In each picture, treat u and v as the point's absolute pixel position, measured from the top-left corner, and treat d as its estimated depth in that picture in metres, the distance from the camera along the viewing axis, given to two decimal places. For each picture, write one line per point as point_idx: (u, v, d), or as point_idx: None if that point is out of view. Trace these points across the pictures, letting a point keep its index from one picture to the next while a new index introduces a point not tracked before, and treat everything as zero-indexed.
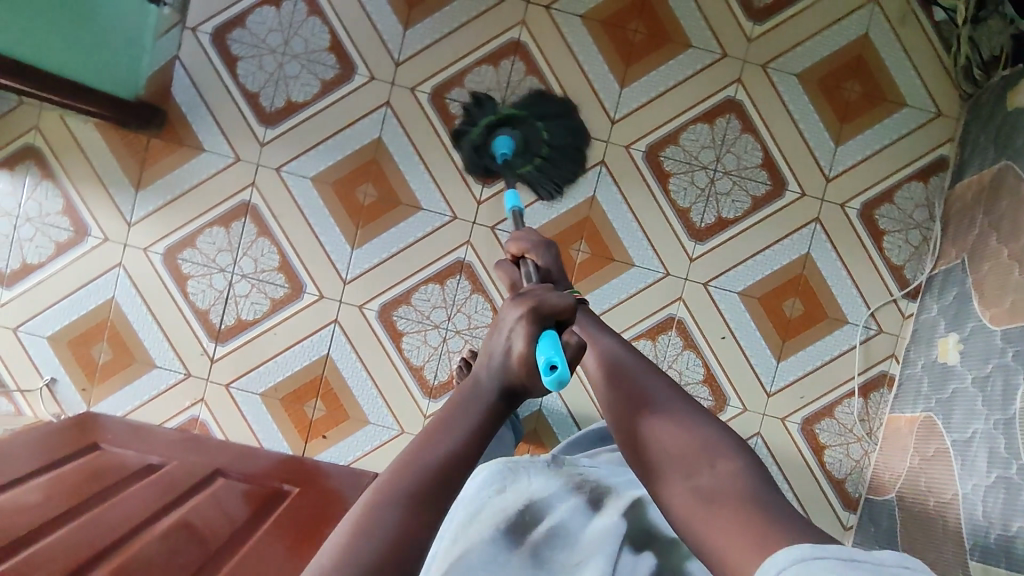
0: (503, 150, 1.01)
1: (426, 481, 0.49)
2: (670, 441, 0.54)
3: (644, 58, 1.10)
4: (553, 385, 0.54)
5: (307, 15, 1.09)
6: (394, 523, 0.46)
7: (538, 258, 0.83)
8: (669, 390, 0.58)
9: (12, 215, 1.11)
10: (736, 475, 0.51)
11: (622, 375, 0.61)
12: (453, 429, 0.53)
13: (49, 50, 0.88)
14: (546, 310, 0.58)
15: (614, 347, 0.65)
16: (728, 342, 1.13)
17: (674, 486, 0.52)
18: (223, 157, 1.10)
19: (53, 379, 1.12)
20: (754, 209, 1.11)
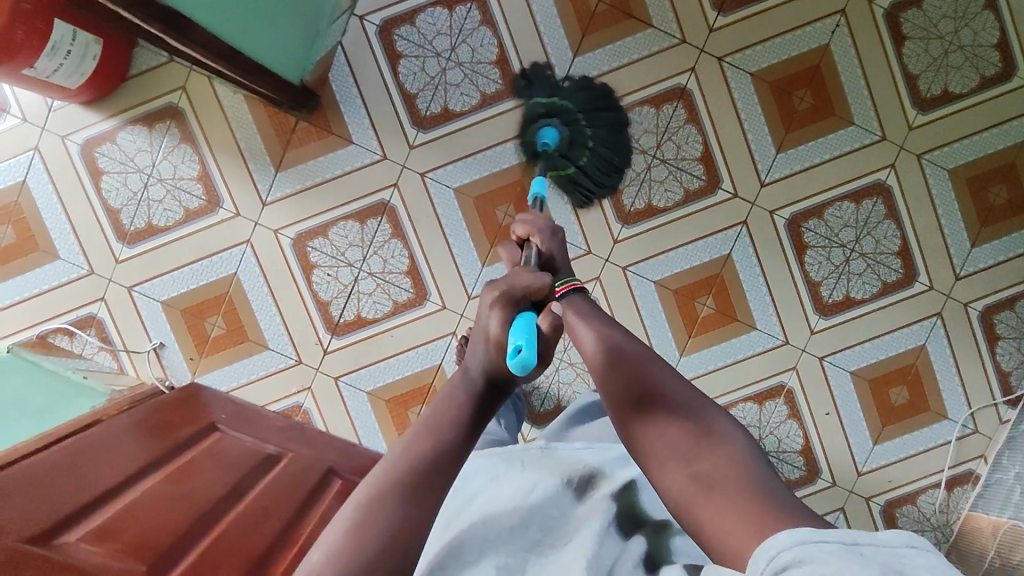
0: (545, 140, 0.99)
1: (418, 478, 0.49)
2: (670, 434, 0.52)
3: (805, 127, 1.10)
4: (517, 368, 0.54)
5: (479, 25, 1.07)
6: (394, 525, 0.47)
7: (541, 244, 0.75)
8: (670, 373, 0.56)
9: (145, 172, 1.09)
10: (732, 459, 0.50)
11: (624, 362, 0.56)
12: (442, 424, 0.53)
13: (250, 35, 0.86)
14: (517, 293, 0.59)
15: (604, 329, 0.60)
16: (831, 419, 1.15)
17: (670, 475, 0.51)
18: (371, 153, 1.09)
19: (160, 345, 1.11)
20: (882, 293, 1.13)
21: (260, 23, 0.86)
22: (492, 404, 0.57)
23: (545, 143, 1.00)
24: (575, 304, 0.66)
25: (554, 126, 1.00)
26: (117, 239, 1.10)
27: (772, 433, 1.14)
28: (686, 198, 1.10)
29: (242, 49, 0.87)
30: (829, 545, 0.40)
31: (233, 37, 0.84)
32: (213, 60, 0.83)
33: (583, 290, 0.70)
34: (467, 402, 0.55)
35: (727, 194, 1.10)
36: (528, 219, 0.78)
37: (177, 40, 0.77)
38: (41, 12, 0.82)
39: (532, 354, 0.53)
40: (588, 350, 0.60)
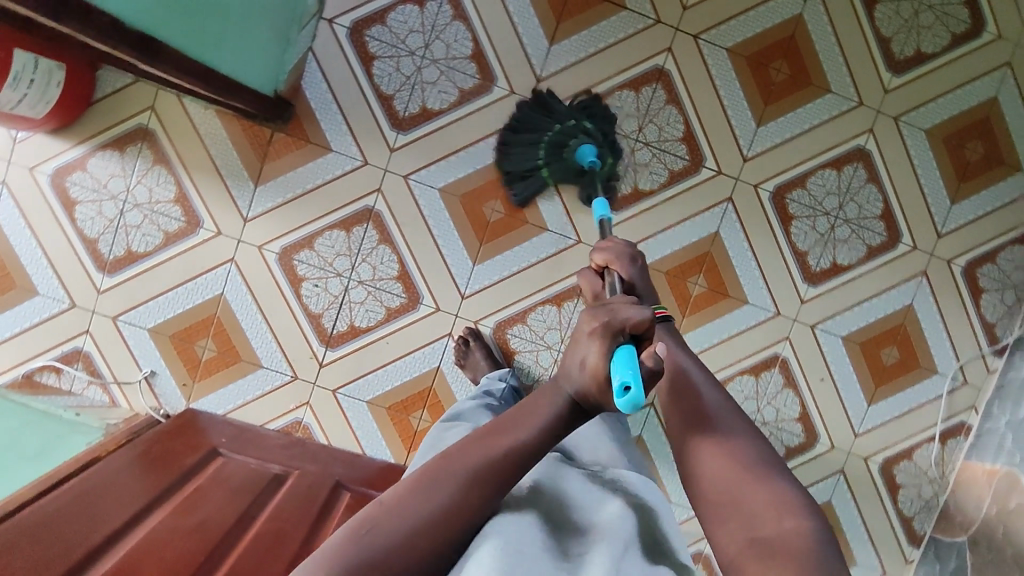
0: (590, 158, 1.00)
1: (483, 469, 0.50)
2: (732, 475, 0.51)
3: (784, 98, 1.10)
4: (626, 408, 0.47)
5: (452, 20, 1.05)
6: (448, 498, 0.49)
7: (623, 271, 0.77)
8: (744, 432, 0.56)
9: (119, 199, 1.06)
10: (804, 534, 0.46)
11: (704, 412, 0.58)
12: (520, 425, 0.53)
13: (221, 49, 0.82)
14: (617, 324, 0.51)
15: (687, 364, 0.64)
16: (826, 384, 1.17)
17: (730, 534, 0.48)
18: (351, 159, 1.07)
19: (152, 373, 1.09)
20: (867, 257, 1.15)
21: (230, 33, 0.82)
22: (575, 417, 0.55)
23: (590, 160, 1.00)
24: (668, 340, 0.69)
25: (591, 143, 1.01)
26: (97, 269, 1.07)
27: (769, 404, 1.17)
28: (671, 179, 1.10)
29: (213, 62, 0.82)
30: None
31: (200, 51, 0.79)
32: (193, 83, 0.79)
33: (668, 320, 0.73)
34: (556, 410, 0.53)
35: (711, 172, 1.10)
36: (608, 248, 0.80)
37: (160, 67, 0.72)
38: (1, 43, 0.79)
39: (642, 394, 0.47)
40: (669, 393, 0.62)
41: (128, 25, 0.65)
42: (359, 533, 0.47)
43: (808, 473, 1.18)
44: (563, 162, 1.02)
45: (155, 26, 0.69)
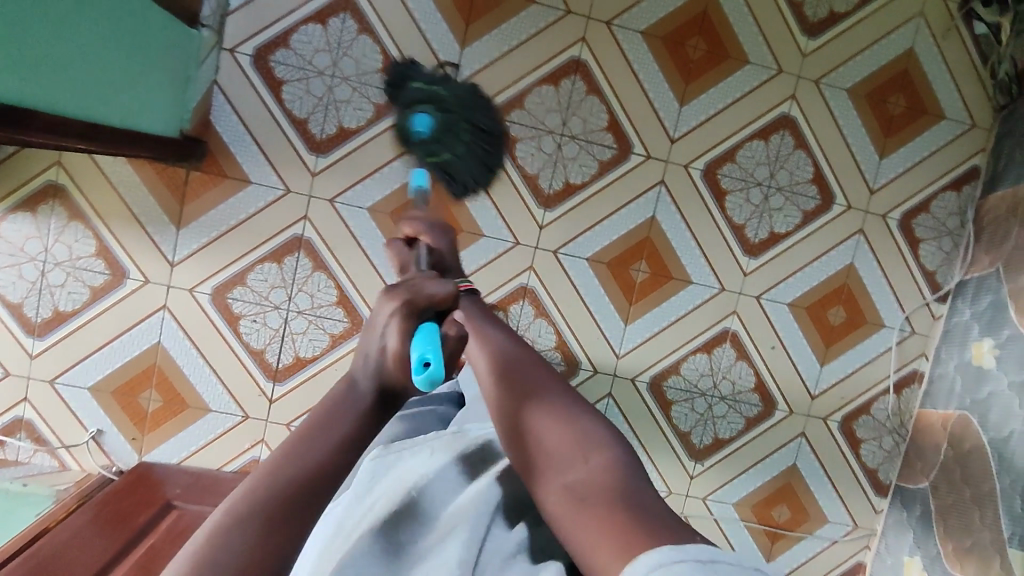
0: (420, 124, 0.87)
1: (288, 501, 0.44)
2: (550, 436, 0.55)
3: (704, 75, 1.09)
4: (425, 384, 0.50)
5: (357, 34, 1.03)
6: (246, 542, 0.42)
7: (431, 242, 0.76)
8: (558, 389, 0.60)
9: (39, 260, 1.02)
10: (606, 470, 0.51)
11: (522, 376, 0.61)
12: (316, 441, 0.47)
13: (98, 102, 0.79)
14: (421, 301, 0.52)
15: (501, 342, 0.66)
16: (777, 351, 1.16)
17: (548, 485, 0.52)
18: (272, 189, 1.04)
19: (99, 431, 1.06)
20: (803, 224, 1.14)
21: (99, 82, 0.79)
22: (379, 417, 0.51)
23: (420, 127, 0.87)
24: (470, 307, 0.71)
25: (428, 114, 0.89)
26: (26, 334, 1.04)
27: (724, 377, 1.15)
28: (601, 169, 1.09)
29: (96, 117, 0.79)
30: (684, 566, 0.40)
31: (79, 110, 0.76)
32: (76, 142, 0.76)
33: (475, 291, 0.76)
34: (352, 416, 0.49)
35: (640, 157, 1.09)
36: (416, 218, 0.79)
37: (34, 136, 0.68)
38: None
39: (440, 367, 0.49)
40: (486, 362, 0.64)
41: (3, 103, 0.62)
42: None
43: (771, 440, 1.18)
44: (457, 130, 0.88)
45: (21, 95, 0.65)
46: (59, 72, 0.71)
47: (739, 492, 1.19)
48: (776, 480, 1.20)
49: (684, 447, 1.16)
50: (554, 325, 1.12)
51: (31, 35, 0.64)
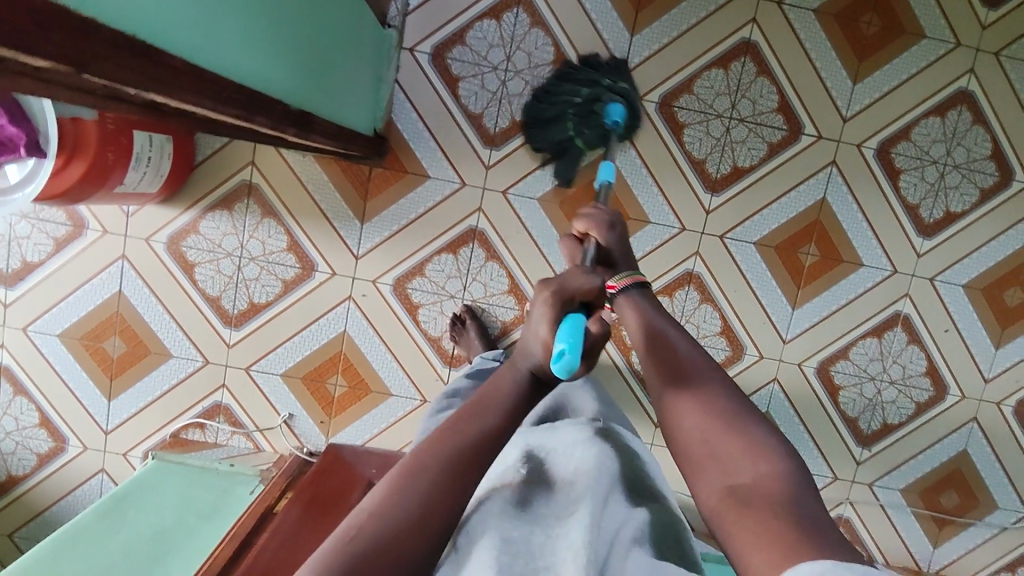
0: (616, 117, 0.97)
1: (456, 455, 0.48)
2: (707, 433, 0.50)
3: (878, 51, 1.06)
4: (562, 372, 0.51)
5: (530, 27, 1.04)
6: (434, 479, 0.47)
7: (601, 238, 0.69)
8: (717, 375, 0.54)
9: (235, 255, 1.10)
10: (779, 478, 0.45)
11: (687, 377, 0.53)
12: (490, 411, 0.52)
13: (339, 105, 0.84)
14: (570, 294, 0.56)
15: (657, 323, 0.58)
16: (951, 334, 1.13)
17: (709, 482, 0.48)
18: (448, 182, 1.08)
19: (290, 415, 1.14)
20: (981, 201, 1.09)
21: (340, 86, 0.83)
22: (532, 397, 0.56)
23: (615, 120, 0.97)
24: (625, 300, 0.61)
25: (618, 103, 0.98)
26: (224, 325, 1.12)
27: (895, 362, 1.14)
28: (771, 151, 1.08)
29: (338, 122, 0.84)
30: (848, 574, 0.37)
31: (324, 110, 0.78)
32: (333, 146, 0.81)
33: (645, 283, 0.63)
34: (510, 390, 0.54)
35: (811, 138, 1.07)
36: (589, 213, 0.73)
37: (319, 140, 0.74)
38: (112, 143, 0.85)
39: (576, 357, 0.51)
40: (650, 353, 0.56)
41: (289, 104, 0.65)
42: (340, 543, 0.43)
43: (943, 424, 1.16)
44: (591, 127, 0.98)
45: (305, 103, 0.71)
46: (321, 81, 0.76)
47: (905, 476, 1.17)
48: (944, 466, 1.17)
49: (851, 433, 1.16)
50: (719, 311, 1.12)
51: (311, 49, 0.69)
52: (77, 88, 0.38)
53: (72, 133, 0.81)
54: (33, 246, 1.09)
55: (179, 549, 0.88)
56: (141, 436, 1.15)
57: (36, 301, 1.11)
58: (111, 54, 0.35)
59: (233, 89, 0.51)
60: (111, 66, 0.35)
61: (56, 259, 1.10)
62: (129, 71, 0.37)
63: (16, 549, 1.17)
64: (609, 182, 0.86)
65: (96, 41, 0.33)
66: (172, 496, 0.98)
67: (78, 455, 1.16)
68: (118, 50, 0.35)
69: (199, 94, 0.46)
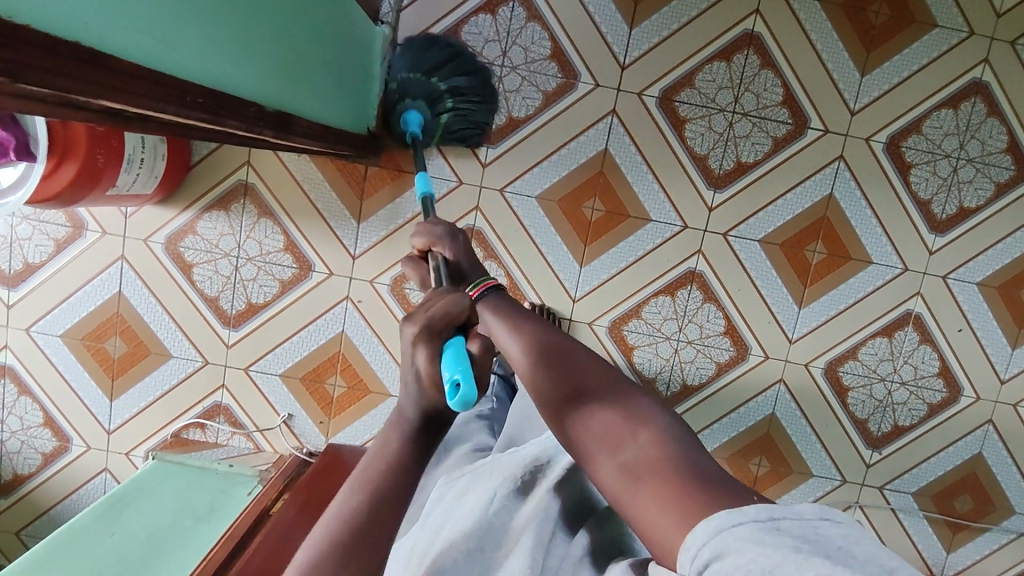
0: (411, 130, 0.97)
1: (356, 530, 0.46)
2: (599, 426, 0.46)
3: (887, 41, 1.02)
4: (460, 406, 0.48)
5: (526, 21, 1.02)
6: (330, 574, 0.44)
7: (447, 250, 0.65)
8: (597, 361, 0.50)
9: (232, 255, 1.10)
10: (658, 443, 0.44)
11: (557, 365, 0.49)
12: (384, 473, 0.49)
13: (327, 105, 0.83)
14: (437, 323, 0.50)
15: (530, 325, 0.53)
16: (965, 334, 1.09)
17: (602, 465, 0.45)
18: (445, 181, 1.07)
19: (290, 415, 1.14)
20: (997, 195, 1.05)
21: (326, 85, 0.82)
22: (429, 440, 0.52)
23: (410, 130, 0.97)
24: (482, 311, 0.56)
25: (415, 108, 0.98)
26: (222, 325, 1.12)
27: (906, 362, 1.10)
28: (776, 146, 1.05)
29: (326, 121, 0.83)
30: (744, 528, 0.36)
31: (310, 110, 0.77)
32: (321, 146, 0.80)
33: (501, 287, 0.59)
34: (401, 443, 0.51)
35: (818, 132, 1.04)
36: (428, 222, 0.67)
37: (302, 141, 0.73)
38: (101, 144, 0.84)
39: (472, 388, 0.47)
40: (518, 352, 0.51)
41: (267, 106, 0.65)
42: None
43: (956, 427, 1.12)
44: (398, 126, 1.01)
45: (288, 104, 0.70)
46: (307, 80, 0.75)
47: (918, 479, 1.14)
48: (958, 469, 1.13)
49: (860, 435, 1.13)
50: (722, 310, 1.10)
51: (293, 49, 0.68)
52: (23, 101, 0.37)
53: (61, 135, 0.81)
54: (35, 248, 1.10)
55: (174, 550, 0.89)
56: (142, 436, 1.16)
57: (38, 302, 1.12)
58: (56, 59, 0.34)
59: (197, 92, 0.50)
60: (57, 73, 0.34)
61: (58, 260, 1.10)
62: (78, 75, 0.36)
63: (22, 547, 1.18)
64: (427, 197, 0.81)
65: (38, 49, 0.32)
66: (168, 498, 0.98)
67: (81, 455, 1.16)
68: (65, 57, 0.34)
69: (157, 99, 0.45)
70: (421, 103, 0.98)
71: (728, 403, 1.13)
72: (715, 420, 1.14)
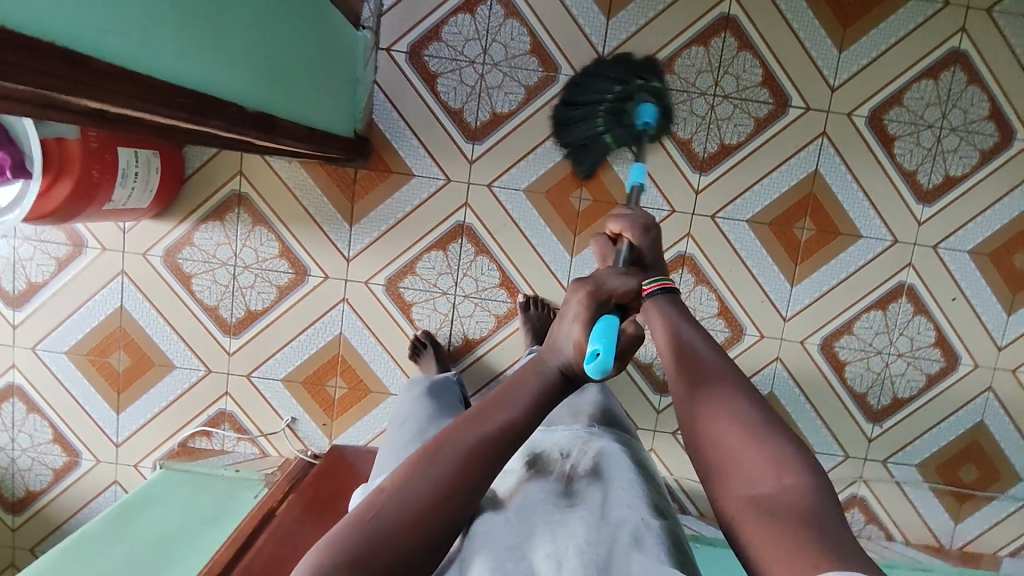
0: (648, 117, 0.93)
1: (478, 435, 0.53)
2: (735, 446, 0.52)
3: (862, 17, 1.03)
4: (595, 372, 0.55)
5: (505, 18, 1.04)
6: (451, 469, 0.51)
7: (635, 239, 0.68)
8: (747, 391, 0.55)
9: (229, 264, 1.12)
10: (802, 493, 0.48)
11: (710, 385, 0.55)
12: (513, 403, 0.55)
13: (312, 108, 0.85)
14: (605, 295, 0.59)
15: (688, 333, 0.59)
16: (959, 303, 1.09)
17: (733, 491, 0.51)
18: (433, 179, 1.08)
19: (293, 419, 1.16)
20: (982, 163, 1.06)
21: (311, 88, 0.84)
22: (563, 388, 0.58)
23: (647, 121, 0.93)
24: (654, 306, 0.62)
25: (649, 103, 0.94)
26: (223, 334, 1.14)
27: (902, 334, 1.11)
28: (758, 126, 1.06)
29: (312, 124, 0.84)
30: None
31: (295, 112, 0.79)
32: (308, 148, 0.82)
33: (674, 290, 0.63)
34: (536, 382, 0.57)
35: (799, 110, 1.05)
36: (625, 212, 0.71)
37: (287, 142, 0.74)
38: (96, 159, 0.86)
39: (609, 359, 0.55)
40: (675, 360, 0.58)
41: (248, 108, 0.65)
42: (370, 515, 0.50)
43: (956, 396, 1.12)
44: (623, 127, 0.95)
45: (273, 106, 0.72)
46: (290, 83, 0.76)
47: (920, 451, 1.14)
48: (961, 438, 1.13)
49: (860, 409, 1.13)
50: (715, 291, 1.10)
51: (272, 52, 0.69)
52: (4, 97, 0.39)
53: (56, 152, 0.83)
54: (37, 267, 1.12)
55: (185, 553, 0.90)
56: (150, 446, 1.18)
57: (43, 320, 1.14)
58: (29, 59, 0.35)
59: (177, 92, 0.52)
60: (30, 72, 0.36)
61: (60, 278, 1.13)
62: (53, 74, 0.38)
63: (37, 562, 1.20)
64: (639, 187, 0.78)
65: (10, 47, 0.34)
66: (177, 505, 1.00)
67: (91, 468, 1.19)
68: (37, 57, 0.36)
69: (138, 99, 0.47)
70: (654, 95, 0.96)
71: None
72: None
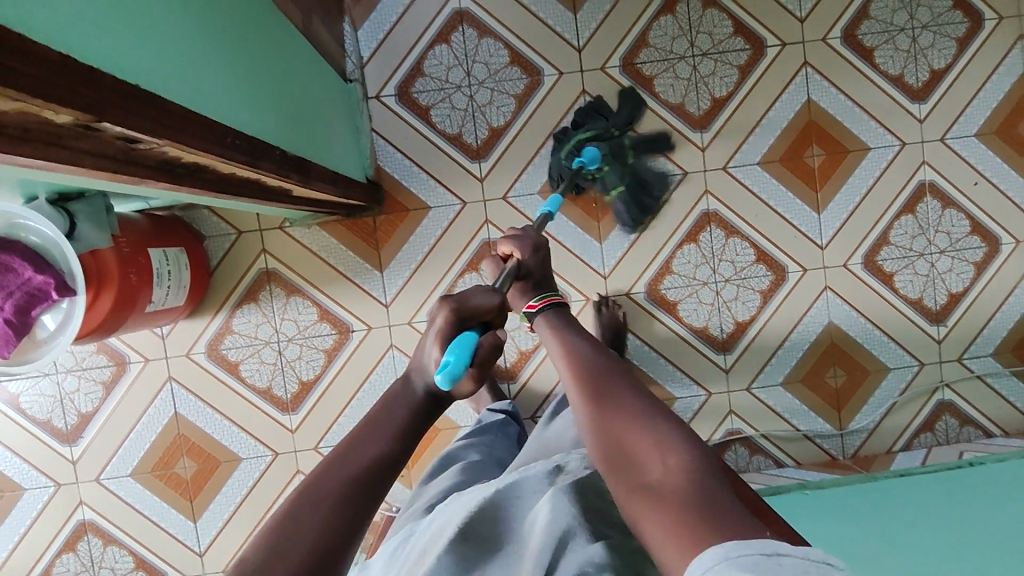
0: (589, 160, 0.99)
1: (348, 484, 0.42)
2: (624, 433, 0.45)
3: None
4: (447, 383, 0.48)
5: (480, 38, 1.07)
6: (321, 524, 0.39)
7: (524, 256, 0.68)
8: (633, 384, 0.50)
9: (273, 341, 1.11)
10: (686, 474, 0.41)
11: (596, 382, 0.50)
12: (382, 435, 0.45)
13: (331, 157, 0.88)
14: (467, 312, 0.54)
15: (578, 341, 0.56)
16: (982, 186, 1.11)
17: (623, 481, 0.43)
18: (451, 206, 1.09)
19: None
20: (962, 50, 1.09)
21: (324, 139, 0.87)
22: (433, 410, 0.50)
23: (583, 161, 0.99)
24: (548, 321, 0.61)
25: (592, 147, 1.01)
26: (282, 413, 1.13)
27: (937, 231, 1.11)
28: (743, 73, 1.09)
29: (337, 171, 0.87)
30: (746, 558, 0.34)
31: (318, 159, 0.81)
32: (340, 192, 0.84)
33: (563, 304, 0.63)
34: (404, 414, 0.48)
35: (776, 48, 1.08)
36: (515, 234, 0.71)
37: (321, 186, 0.76)
38: (132, 265, 0.86)
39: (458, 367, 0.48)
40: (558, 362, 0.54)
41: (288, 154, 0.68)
42: None
43: (1008, 276, 1.12)
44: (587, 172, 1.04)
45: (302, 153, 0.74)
46: (308, 133, 0.79)
47: (991, 340, 1.13)
48: None
49: (920, 315, 1.13)
50: (749, 240, 1.11)
51: (286, 104, 0.72)
52: (95, 150, 0.42)
53: (94, 265, 0.82)
54: (85, 396, 1.11)
55: None
56: (235, 547, 1.14)
57: (102, 448, 1.12)
58: (104, 98, 0.37)
59: (234, 134, 0.54)
60: (107, 110, 0.37)
61: (109, 401, 1.11)
62: (127, 114, 0.39)
63: None
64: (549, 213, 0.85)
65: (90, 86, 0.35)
66: None
67: None
68: (108, 96, 0.37)
69: (205, 138, 0.49)
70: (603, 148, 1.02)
71: (783, 326, 1.13)
72: (778, 347, 1.14)
